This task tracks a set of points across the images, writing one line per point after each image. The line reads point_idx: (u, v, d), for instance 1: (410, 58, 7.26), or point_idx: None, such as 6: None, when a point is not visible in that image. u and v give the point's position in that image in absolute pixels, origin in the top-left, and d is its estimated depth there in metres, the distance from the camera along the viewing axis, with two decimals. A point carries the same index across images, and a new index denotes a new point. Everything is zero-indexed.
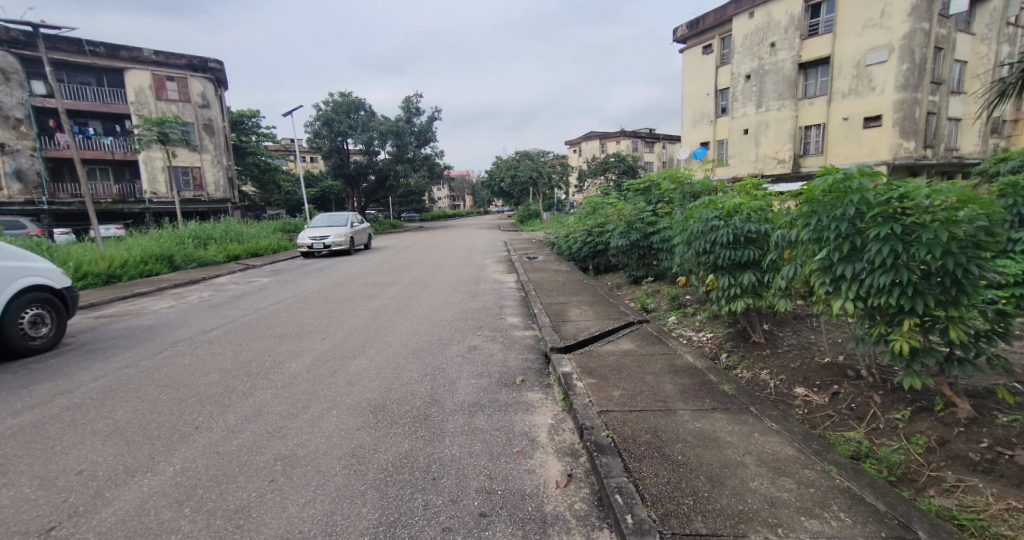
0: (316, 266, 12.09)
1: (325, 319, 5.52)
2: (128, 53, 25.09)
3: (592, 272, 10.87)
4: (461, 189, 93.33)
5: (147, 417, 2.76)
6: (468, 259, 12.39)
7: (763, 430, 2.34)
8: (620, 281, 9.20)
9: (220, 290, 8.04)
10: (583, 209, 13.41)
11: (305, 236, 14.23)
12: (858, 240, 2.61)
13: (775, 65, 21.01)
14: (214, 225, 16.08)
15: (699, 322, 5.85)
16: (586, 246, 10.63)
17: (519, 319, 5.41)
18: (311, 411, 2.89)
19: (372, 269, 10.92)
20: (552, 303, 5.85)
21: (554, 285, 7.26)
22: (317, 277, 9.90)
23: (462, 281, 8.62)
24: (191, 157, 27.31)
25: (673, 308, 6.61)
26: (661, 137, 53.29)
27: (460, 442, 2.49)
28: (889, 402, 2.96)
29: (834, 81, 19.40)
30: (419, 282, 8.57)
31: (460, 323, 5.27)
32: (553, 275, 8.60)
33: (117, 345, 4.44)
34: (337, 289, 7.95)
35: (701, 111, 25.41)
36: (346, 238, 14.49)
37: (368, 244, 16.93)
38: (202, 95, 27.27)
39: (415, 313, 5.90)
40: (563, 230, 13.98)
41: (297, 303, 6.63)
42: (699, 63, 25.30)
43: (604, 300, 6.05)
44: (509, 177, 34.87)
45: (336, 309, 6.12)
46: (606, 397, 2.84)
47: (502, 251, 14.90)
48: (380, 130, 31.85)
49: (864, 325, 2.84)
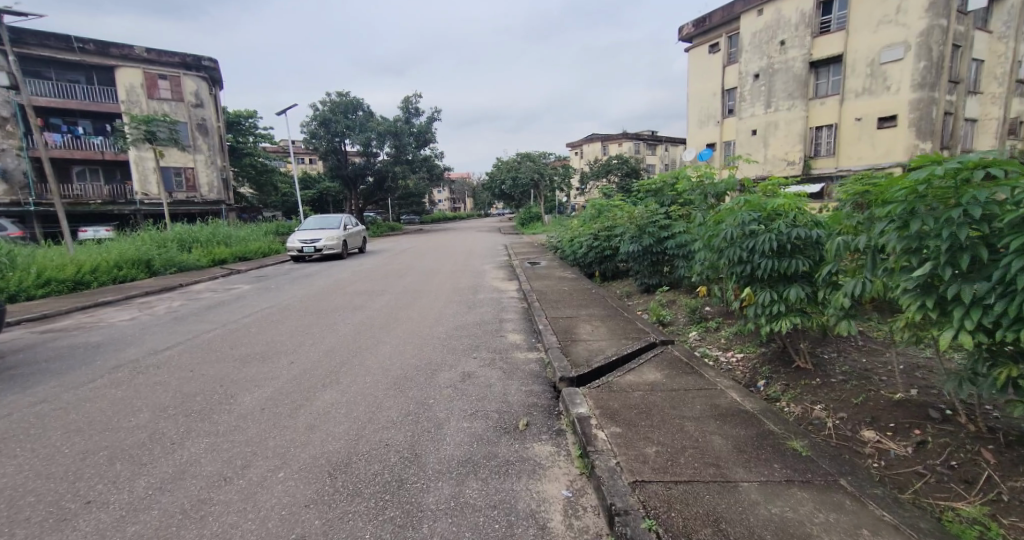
0: (306, 270, 11.45)
1: (301, 336, 4.84)
2: (119, 50, 24.53)
3: (599, 279, 10.21)
4: (461, 191, 92.79)
5: (23, 486, 2.06)
6: (467, 264, 11.73)
7: (873, 524, 1.65)
8: (630, 289, 8.52)
9: (194, 299, 7.37)
10: (588, 212, 12.75)
11: (295, 239, 13.59)
12: (987, 252, 1.93)
13: (785, 64, 20.44)
14: (202, 227, 15.46)
15: (725, 339, 5.18)
16: (592, 251, 9.96)
17: (521, 337, 4.73)
18: (250, 475, 2.20)
19: (366, 274, 10.26)
20: (559, 318, 5.18)
21: (560, 295, 6.59)
22: (304, 283, 9.25)
23: (459, 289, 7.99)
24: (184, 157, 26.71)
25: (693, 321, 5.94)
26: (663, 140, 52.73)
27: (441, 532, 1.79)
28: (1009, 463, 2.28)
29: (847, 79, 18.77)
30: (414, 290, 7.92)
31: (454, 342, 4.60)
32: (558, 283, 7.94)
33: (46, 370, 3.76)
34: (324, 298, 7.29)
35: (707, 111, 24.87)
36: (339, 241, 13.84)
37: (363, 248, 16.29)
38: (196, 94, 26.69)
39: (404, 328, 5.24)
40: (566, 234, 13.33)
41: (274, 315, 5.96)
42: (706, 63, 24.75)
43: (616, 313, 5.40)
44: (509, 179, 34.32)
45: (316, 322, 5.46)
46: (639, 457, 2.15)
47: (503, 255, 14.24)
48: (378, 131, 31.24)
49: (981, 364, 2.16)
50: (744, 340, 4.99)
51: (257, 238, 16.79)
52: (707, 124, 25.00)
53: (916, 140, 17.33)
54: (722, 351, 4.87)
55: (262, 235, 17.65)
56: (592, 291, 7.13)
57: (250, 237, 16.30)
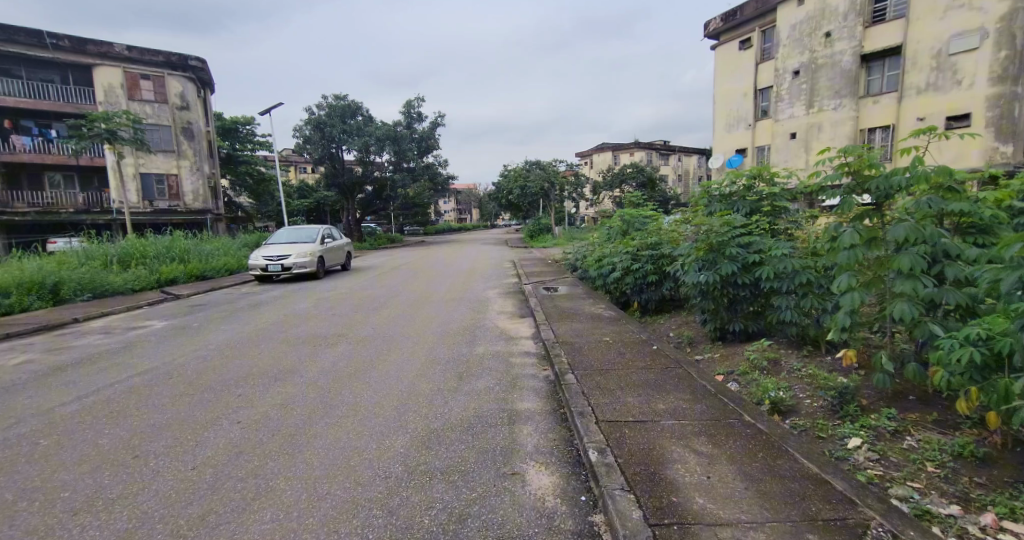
0: (263, 296, 9.19)
1: (102, 473, 2.34)
2: (96, 47, 22.88)
3: (637, 312, 7.92)
4: (469, 202, 91.02)
5: None
6: (466, 289, 9.49)
7: None
8: (692, 330, 6.16)
9: (59, 351, 5.02)
10: (612, 223, 10.49)
11: (260, 256, 11.30)
12: None
13: (831, 58, 18.42)
14: (157, 239, 13.22)
15: (941, 469, 2.70)
16: (630, 276, 7.65)
17: (557, 488, 2.27)
18: None
19: (340, 302, 8.10)
20: (624, 422, 2.81)
21: (604, 355, 4.24)
22: (247, 317, 6.91)
23: (451, 333, 5.66)
24: (167, 163, 25.02)
25: (837, 414, 3.45)
26: (677, 149, 50.45)
27: None
28: None
29: (906, 74, 16.71)
30: (390, 335, 5.61)
31: (415, 505, 2.13)
32: (595, 327, 5.52)
33: None
34: (251, 349, 4.95)
35: (738, 113, 22.79)
36: (312, 257, 11.52)
37: (347, 264, 14.06)
38: (181, 96, 25.16)
39: (336, 438, 2.84)
40: (590, 250, 11.08)
41: (135, 395, 3.55)
42: (735, 61, 22.74)
43: (726, 407, 2.96)
44: (518, 189, 32.02)
45: (181, 422, 3.01)
46: None
47: (511, 275, 12.01)
48: (377, 136, 29.33)
49: None
50: (1004, 484, 2.49)
51: (228, 252, 14.61)
52: (737, 127, 22.92)
53: (994, 142, 15.18)
54: (962, 506, 2.38)
55: (237, 247, 15.46)
56: (649, 343, 4.72)
57: (217, 250, 14.09)
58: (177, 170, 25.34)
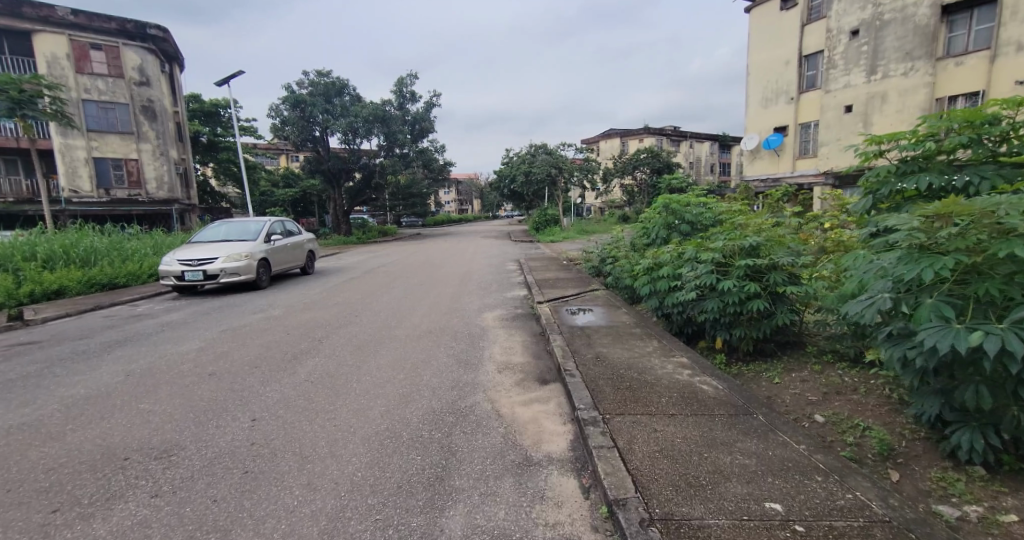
0: (156, 322, 6.26)
1: None
2: (34, 10, 19.73)
3: (721, 357, 4.97)
4: (469, 191, 88.38)
5: None
6: (454, 310, 6.50)
7: None
8: (876, 425, 3.18)
9: None
10: (646, 213, 7.48)
11: (176, 259, 8.31)
12: None
13: (903, 11, 15.42)
14: (59, 234, 10.21)
15: None
16: (716, 299, 4.67)
17: None
18: None
19: (250, 340, 5.13)
20: None
21: None
22: (56, 381, 3.91)
23: (398, 452, 2.70)
24: (125, 146, 22.03)
25: None
26: (690, 135, 47.22)
27: None
28: None
29: (1004, 27, 13.66)
30: (269, 456, 2.62)
31: None
32: (712, 440, 2.51)
33: None
34: None
35: (777, 85, 19.54)
36: (249, 260, 8.58)
37: (305, 268, 11.06)
38: (140, 69, 22.03)
39: None
40: (619, 253, 8.15)
41: None
42: (774, 24, 19.52)
43: None
44: (522, 175, 28.87)
45: None
46: None
47: (517, 283, 9.08)
48: (363, 116, 26.14)
49: None
50: None
51: (159, 251, 11.64)
52: (775, 103, 19.70)
53: None
54: None
55: (174, 243, 12.46)
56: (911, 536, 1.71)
57: (144, 248, 11.14)
58: (136, 154, 22.32)
